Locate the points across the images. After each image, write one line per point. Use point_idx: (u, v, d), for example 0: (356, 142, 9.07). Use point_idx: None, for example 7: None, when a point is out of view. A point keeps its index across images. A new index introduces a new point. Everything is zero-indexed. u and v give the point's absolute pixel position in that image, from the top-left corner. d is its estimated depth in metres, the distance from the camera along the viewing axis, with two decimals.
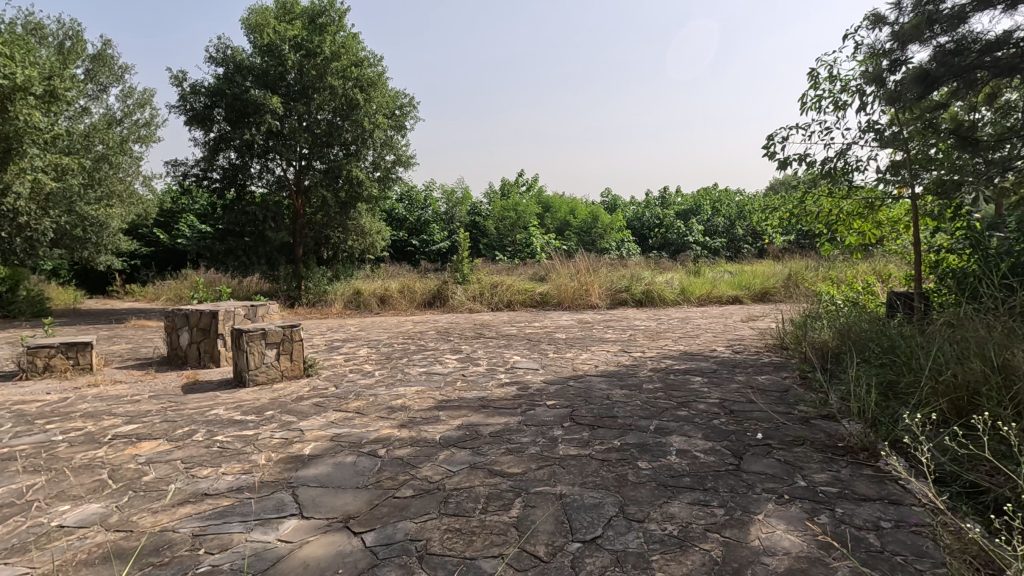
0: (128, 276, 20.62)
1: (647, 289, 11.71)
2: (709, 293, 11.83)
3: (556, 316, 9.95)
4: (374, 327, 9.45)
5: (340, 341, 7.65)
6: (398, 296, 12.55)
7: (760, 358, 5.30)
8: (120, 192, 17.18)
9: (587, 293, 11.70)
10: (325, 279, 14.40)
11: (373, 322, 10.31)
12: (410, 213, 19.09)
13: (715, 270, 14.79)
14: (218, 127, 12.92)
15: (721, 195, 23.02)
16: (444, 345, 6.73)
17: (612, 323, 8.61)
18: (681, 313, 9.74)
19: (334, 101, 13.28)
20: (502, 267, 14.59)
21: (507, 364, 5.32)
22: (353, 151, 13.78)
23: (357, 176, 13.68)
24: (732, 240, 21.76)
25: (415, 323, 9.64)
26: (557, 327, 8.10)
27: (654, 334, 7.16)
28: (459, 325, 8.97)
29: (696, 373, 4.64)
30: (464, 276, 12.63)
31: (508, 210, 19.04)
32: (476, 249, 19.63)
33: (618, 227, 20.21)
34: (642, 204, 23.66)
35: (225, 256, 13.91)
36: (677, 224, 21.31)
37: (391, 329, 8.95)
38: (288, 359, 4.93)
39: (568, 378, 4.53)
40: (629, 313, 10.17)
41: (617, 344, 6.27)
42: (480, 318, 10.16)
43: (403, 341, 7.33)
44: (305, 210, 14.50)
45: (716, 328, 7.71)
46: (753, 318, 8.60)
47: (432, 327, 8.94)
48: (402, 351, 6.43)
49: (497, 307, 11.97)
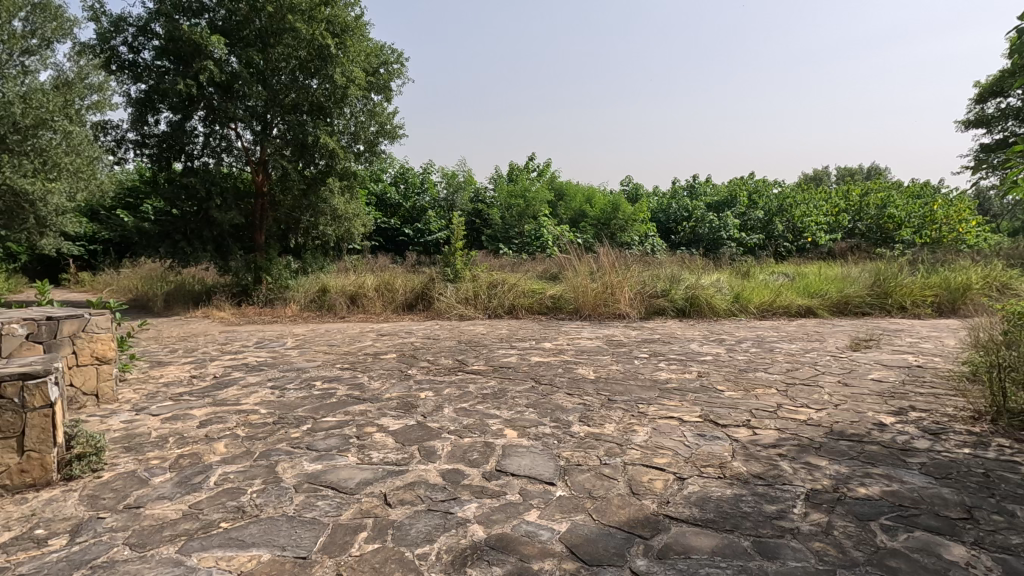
0: (85, 264, 18.24)
1: (692, 294, 9.00)
2: (773, 301, 9.06)
3: (573, 330, 7.24)
4: (321, 340, 6.81)
5: (244, 370, 4.98)
6: (374, 295, 10.00)
7: (1013, 460, 2.56)
8: (84, 174, 12.87)
9: (616, 298, 8.96)
10: (290, 272, 11.69)
11: (329, 331, 7.75)
12: (406, 199, 16.45)
13: (767, 272, 12.05)
14: (150, 77, 10.22)
15: (758, 185, 20.12)
16: (396, 389, 4.07)
17: (655, 346, 5.90)
18: (746, 334, 6.99)
19: (300, 51, 10.78)
20: (506, 262, 11.99)
21: (489, 456, 2.64)
22: (319, 114, 11.26)
23: (330, 146, 11.15)
24: (770, 237, 18.90)
25: (380, 337, 6.98)
26: (578, 354, 5.40)
27: (734, 375, 4.43)
28: (436, 343, 6.30)
29: (935, 525, 1.92)
30: (457, 273, 10.04)
31: (516, 197, 16.41)
32: (477, 241, 16.96)
33: (642, 219, 17.44)
34: (669, 194, 20.87)
35: (160, 240, 11.25)
36: (710, 216, 18.46)
37: (342, 345, 6.32)
38: (13, 451, 2.28)
39: (628, 542, 1.84)
40: (675, 329, 7.44)
41: (689, 402, 3.57)
42: (470, 330, 7.48)
43: (337, 374, 4.65)
44: (267, 188, 11.97)
45: (823, 363, 4.96)
46: (863, 345, 5.84)
47: (397, 345, 6.24)
48: (318, 402, 3.76)
49: (495, 313, 9.27)
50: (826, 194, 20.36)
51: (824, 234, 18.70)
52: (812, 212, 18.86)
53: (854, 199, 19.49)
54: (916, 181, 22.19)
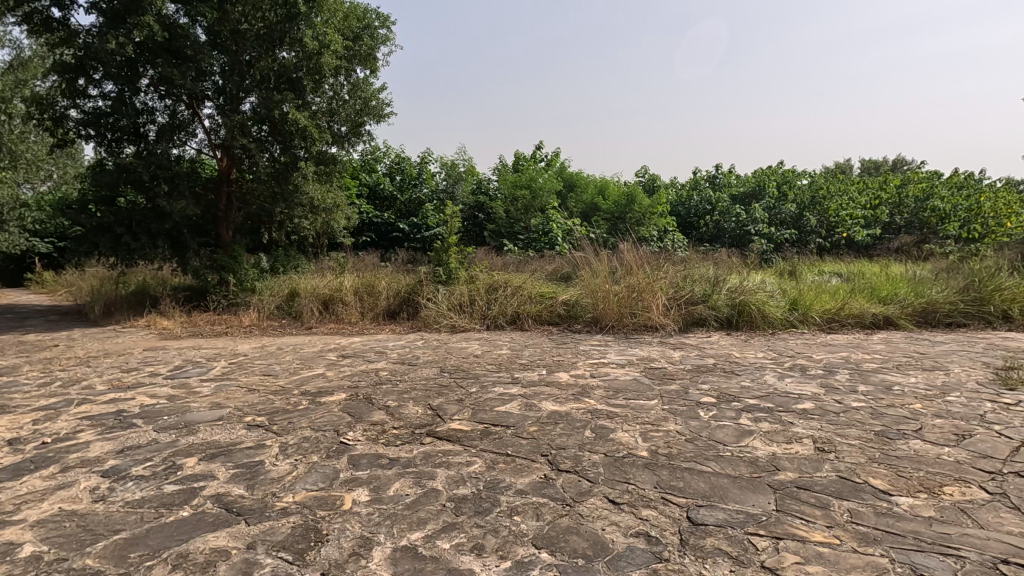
0: (54, 262, 16.67)
1: (739, 300, 7.26)
2: (841, 308, 7.28)
3: (597, 350, 5.49)
4: (260, 366, 5.09)
5: (105, 426, 3.27)
6: (352, 300, 8.34)
7: None
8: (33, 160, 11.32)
9: (645, 305, 7.19)
10: (258, 272, 10.00)
11: (283, 351, 6.06)
12: (402, 191, 14.73)
13: (815, 272, 10.26)
14: (82, 37, 8.59)
15: (787, 175, 18.22)
16: (307, 485, 2.35)
17: (716, 381, 4.15)
18: (827, 358, 5.22)
19: (268, 11, 9.26)
20: (510, 260, 10.29)
21: None
22: (290, 87, 9.69)
23: (302, 124, 9.52)
24: (802, 232, 17.07)
25: (342, 360, 5.28)
26: (611, 399, 3.66)
27: (881, 450, 2.67)
28: (410, 373, 4.58)
29: None
30: (450, 273, 8.38)
31: (521, 187, 14.71)
32: (478, 238, 15.23)
33: (661, 211, 15.70)
34: (689, 186, 19.03)
35: (98, 237, 9.10)
36: (737, 209, 16.65)
37: (281, 376, 4.60)
38: None
39: None
40: (730, 350, 5.70)
41: (849, 537, 1.84)
42: (464, 350, 5.76)
43: (235, 441, 2.93)
44: (234, 174, 10.41)
45: (995, 417, 3.19)
46: (1018, 381, 4.07)
47: (357, 376, 4.52)
48: (151, 522, 2.05)
49: (495, 324, 7.53)
50: (862, 185, 18.48)
51: (862, 229, 16.83)
52: (847, 205, 17.00)
53: (892, 190, 17.63)
54: (958, 171, 20.26)
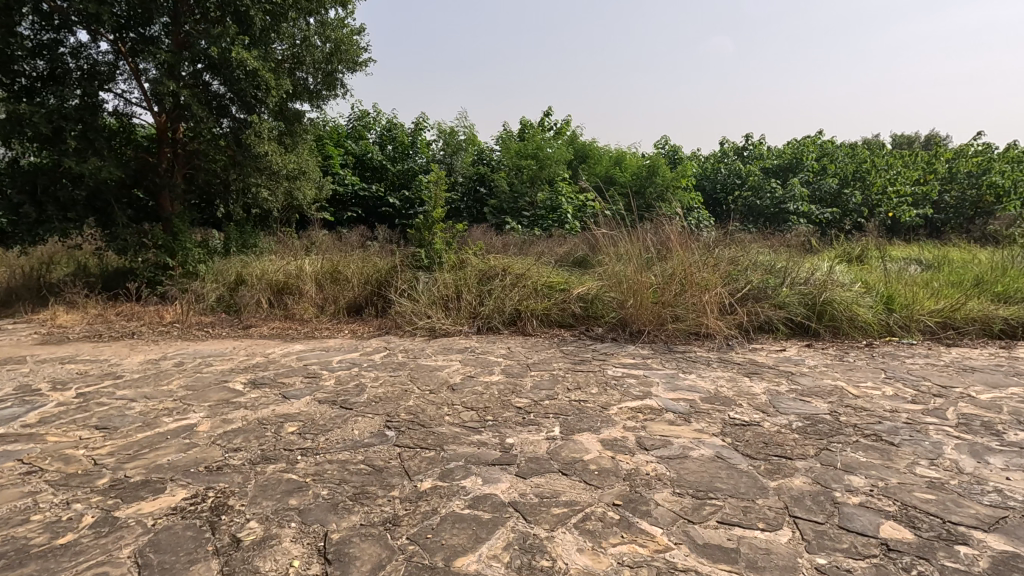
0: None
1: (822, 298, 5.37)
2: (956, 309, 5.38)
3: (638, 380, 3.60)
4: (110, 405, 3.24)
5: None
6: (309, 290, 6.49)
7: None
8: None
9: (695, 304, 5.30)
10: (206, 253, 8.15)
11: (181, 370, 4.20)
12: (392, 161, 12.77)
13: (888, 258, 8.30)
14: None
15: (827, 145, 16.04)
16: None
17: (873, 469, 2.26)
18: (998, 399, 3.33)
19: None
20: (512, 240, 8.38)
21: None
22: (234, 18, 7.67)
23: (251, 67, 7.53)
24: (844, 211, 14.95)
25: (246, 395, 3.41)
26: (694, 532, 1.80)
27: None
28: (333, 432, 2.71)
29: None
30: (433, 258, 6.51)
31: (525, 155, 12.68)
32: (478, 214, 13.27)
33: (686, 185, 13.65)
34: (716, 157, 16.89)
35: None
36: (772, 183, 14.57)
37: (115, 434, 2.74)
38: None
39: None
40: (838, 380, 3.79)
41: None
42: (437, 373, 3.88)
43: None
44: (178, 134, 8.43)
45: None
46: None
47: (240, 438, 2.66)
48: None
49: (489, 326, 5.67)
50: (911, 157, 16.29)
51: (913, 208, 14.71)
52: (895, 180, 14.88)
53: (944, 164, 15.52)
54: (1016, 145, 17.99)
